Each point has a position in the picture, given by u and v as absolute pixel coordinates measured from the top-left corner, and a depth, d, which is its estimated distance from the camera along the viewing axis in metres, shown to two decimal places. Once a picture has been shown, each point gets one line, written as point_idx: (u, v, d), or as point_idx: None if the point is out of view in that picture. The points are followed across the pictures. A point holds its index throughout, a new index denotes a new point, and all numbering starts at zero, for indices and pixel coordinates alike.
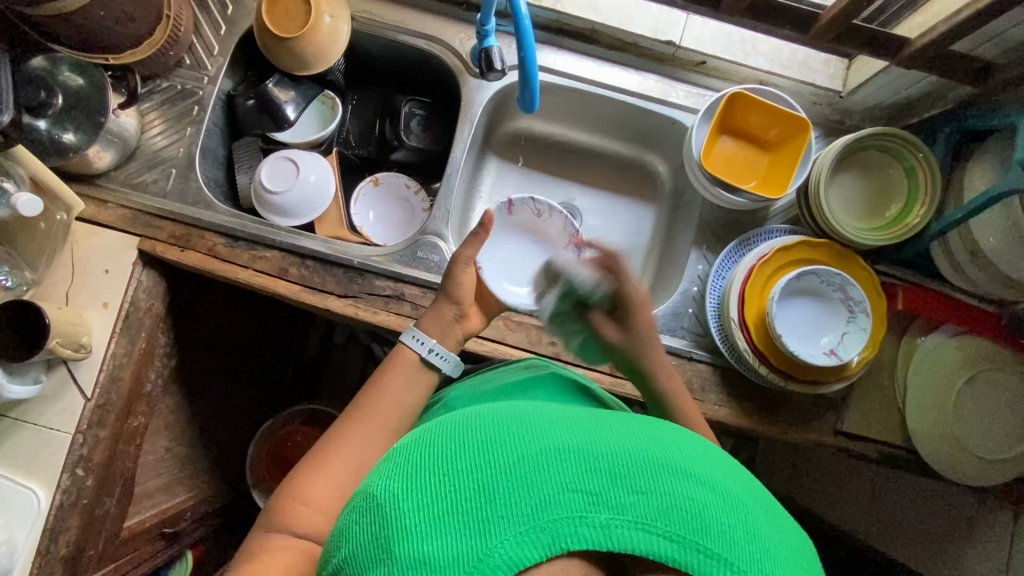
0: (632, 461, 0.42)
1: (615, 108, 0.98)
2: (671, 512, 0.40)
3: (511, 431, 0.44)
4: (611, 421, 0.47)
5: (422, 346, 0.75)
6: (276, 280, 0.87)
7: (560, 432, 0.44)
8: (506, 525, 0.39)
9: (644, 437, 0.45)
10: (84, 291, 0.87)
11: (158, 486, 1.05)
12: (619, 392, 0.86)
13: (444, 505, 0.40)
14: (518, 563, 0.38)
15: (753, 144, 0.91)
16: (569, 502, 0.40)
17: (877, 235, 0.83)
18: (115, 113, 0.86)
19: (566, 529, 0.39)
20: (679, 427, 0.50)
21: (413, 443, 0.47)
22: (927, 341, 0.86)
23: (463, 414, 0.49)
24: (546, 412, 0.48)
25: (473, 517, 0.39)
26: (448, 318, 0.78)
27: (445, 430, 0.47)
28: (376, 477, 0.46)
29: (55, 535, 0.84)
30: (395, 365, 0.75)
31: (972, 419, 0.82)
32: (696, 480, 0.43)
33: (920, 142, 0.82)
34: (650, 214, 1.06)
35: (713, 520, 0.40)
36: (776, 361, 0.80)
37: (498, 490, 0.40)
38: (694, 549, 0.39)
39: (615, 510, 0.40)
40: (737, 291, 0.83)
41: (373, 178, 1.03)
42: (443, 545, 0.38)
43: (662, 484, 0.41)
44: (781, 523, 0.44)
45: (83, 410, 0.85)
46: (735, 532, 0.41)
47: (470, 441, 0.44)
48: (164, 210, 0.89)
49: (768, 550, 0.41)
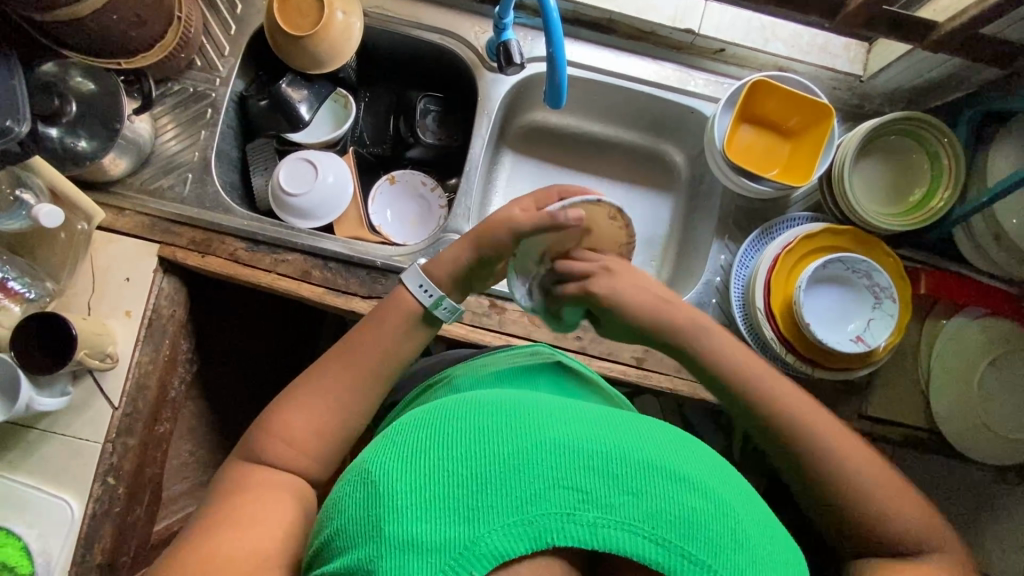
0: (626, 462, 0.45)
1: (631, 98, 0.97)
2: (657, 514, 0.43)
3: (509, 425, 0.47)
4: (611, 421, 0.50)
5: (427, 296, 0.71)
6: (299, 283, 0.86)
7: (558, 430, 0.46)
8: (496, 515, 0.42)
9: (641, 439, 0.47)
10: (106, 300, 0.86)
11: (183, 490, 1.06)
12: (646, 384, 0.86)
13: (438, 491, 0.43)
14: (504, 553, 0.41)
15: (774, 131, 0.90)
16: (558, 498, 0.43)
17: (899, 220, 0.83)
18: (129, 119, 0.85)
19: (554, 524, 0.42)
20: (677, 431, 0.52)
21: (414, 423, 0.50)
22: (951, 323, 0.86)
23: (465, 400, 0.52)
24: (544, 406, 0.50)
25: (466, 505, 0.42)
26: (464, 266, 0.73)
27: (447, 416, 0.49)
28: (375, 454, 0.48)
29: (90, 544, 0.85)
30: (393, 306, 0.71)
31: (992, 399, 0.84)
32: (687, 485, 0.45)
33: (946, 127, 0.81)
34: (668, 203, 1.06)
35: (699, 525, 0.43)
36: (802, 349, 0.81)
37: (490, 480, 0.43)
38: (676, 553, 0.42)
39: (603, 509, 0.43)
40: (763, 279, 0.83)
41: (389, 176, 1.01)
42: (434, 528, 0.41)
43: (652, 486, 0.44)
44: (768, 533, 0.46)
45: (111, 419, 0.86)
46: (720, 539, 0.43)
47: (470, 430, 0.47)
48: (182, 216, 0.89)
49: (751, 557, 0.43)
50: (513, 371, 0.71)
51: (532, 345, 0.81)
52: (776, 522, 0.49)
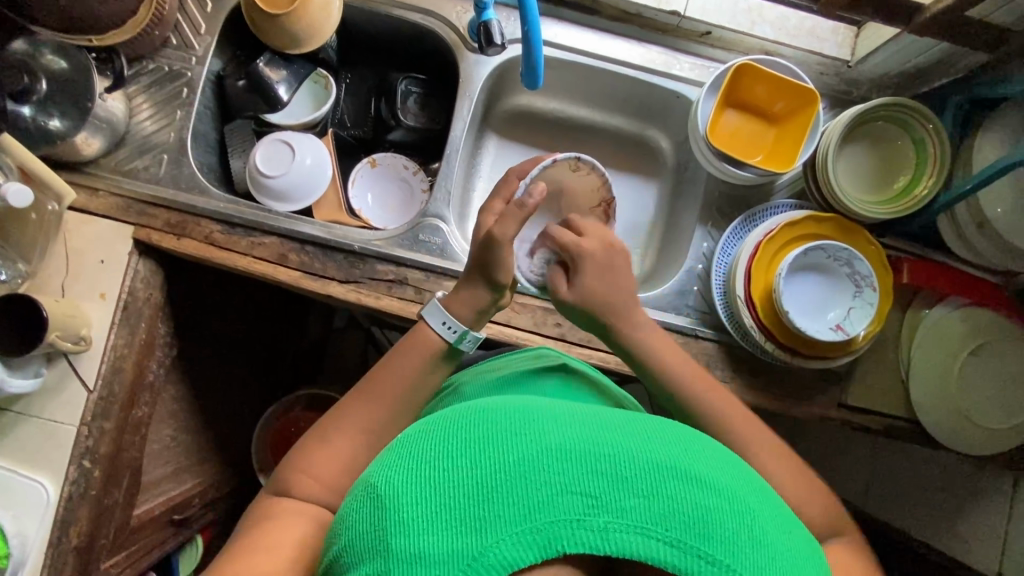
0: (636, 463, 0.43)
1: (616, 82, 0.96)
2: (671, 516, 0.41)
3: (513, 430, 0.45)
4: (619, 421, 0.48)
5: (451, 332, 0.72)
6: (276, 267, 0.85)
7: (564, 432, 0.45)
8: (506, 524, 0.40)
9: (650, 439, 0.46)
10: (81, 282, 0.85)
11: (164, 474, 1.06)
12: (625, 371, 0.86)
13: (443, 503, 0.41)
14: (513, 562, 0.40)
15: (758, 117, 0.89)
16: (568, 503, 0.41)
17: (882, 208, 0.82)
18: (101, 97, 0.83)
19: (564, 532, 0.40)
20: (687, 428, 0.51)
21: (415, 433, 0.49)
22: (931, 313, 0.85)
23: (468, 406, 0.50)
24: (550, 409, 0.49)
25: (472, 515, 0.41)
26: (483, 304, 0.73)
27: (448, 424, 0.48)
28: (377, 468, 0.47)
29: (67, 526, 0.85)
30: (413, 343, 0.73)
31: (974, 389, 0.84)
32: (701, 485, 0.44)
33: (931, 113, 0.80)
34: (654, 190, 1.05)
35: (715, 525, 0.42)
36: (781, 337, 0.80)
37: (497, 489, 0.41)
38: (694, 555, 0.41)
39: (615, 512, 0.41)
40: (744, 267, 0.82)
41: (370, 159, 1.00)
42: (441, 541, 0.40)
43: (665, 487, 0.43)
44: (787, 529, 0.45)
45: (86, 402, 0.85)
46: (738, 538, 0.42)
47: (475, 437, 0.45)
48: (157, 197, 0.87)
49: (772, 555, 0.42)
50: (521, 372, 0.73)
51: (541, 348, 0.82)
52: (793, 520, 0.48)
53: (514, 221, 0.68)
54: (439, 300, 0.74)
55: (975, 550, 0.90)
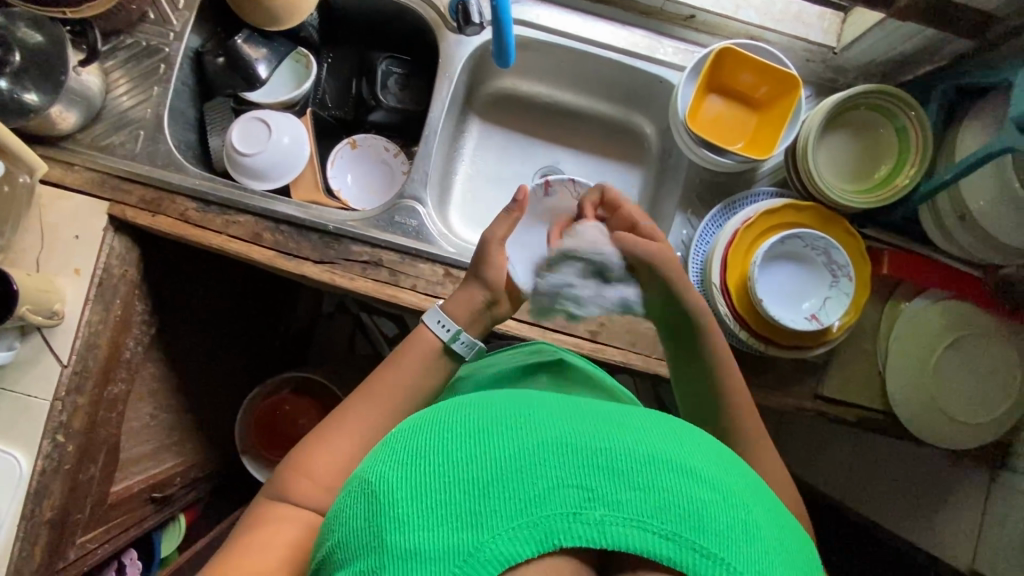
0: (631, 456, 0.42)
1: (599, 66, 0.95)
2: (668, 509, 0.40)
3: (508, 424, 0.44)
4: (615, 417, 0.48)
5: (445, 331, 0.73)
6: (250, 245, 0.85)
7: (560, 426, 0.44)
8: (499, 518, 0.39)
9: (646, 433, 0.45)
10: (56, 257, 0.85)
11: (144, 451, 1.06)
12: (599, 357, 0.85)
13: (437, 497, 0.40)
14: (507, 559, 0.39)
15: (741, 103, 0.88)
16: (564, 497, 0.40)
17: (860, 197, 0.81)
18: (75, 71, 0.82)
19: (560, 526, 0.39)
20: (683, 424, 0.50)
21: (411, 429, 0.48)
22: (911, 306, 0.84)
23: (463, 402, 0.50)
24: (546, 404, 0.48)
25: (466, 510, 0.40)
26: (479, 303, 0.75)
27: (443, 420, 0.47)
28: (372, 465, 0.46)
29: (40, 499, 0.85)
30: (413, 345, 0.73)
31: (950, 382, 0.83)
32: (698, 479, 0.43)
33: (913, 100, 0.79)
34: (637, 177, 1.04)
35: (713, 519, 0.40)
36: (756, 326, 0.79)
37: (491, 483, 0.41)
38: (692, 549, 0.39)
39: (611, 506, 0.40)
40: (720, 256, 0.81)
41: (350, 140, 1.00)
42: (434, 536, 0.39)
43: (661, 480, 0.42)
44: (783, 525, 0.44)
45: (60, 377, 0.85)
46: (736, 532, 0.41)
47: (470, 431, 0.44)
48: (132, 173, 0.87)
49: (771, 552, 0.41)
50: (518, 371, 0.74)
51: (539, 344, 0.83)
52: (788, 517, 0.47)
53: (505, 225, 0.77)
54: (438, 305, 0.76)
55: (949, 544, 0.89)
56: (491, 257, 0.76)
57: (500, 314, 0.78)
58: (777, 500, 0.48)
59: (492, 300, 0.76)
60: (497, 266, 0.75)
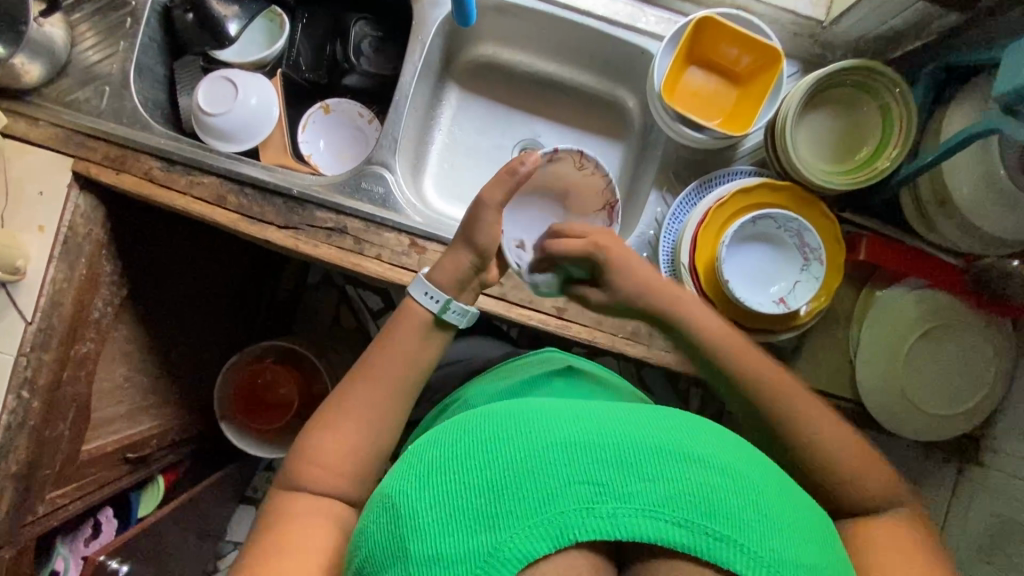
0: (639, 450, 0.44)
1: (580, 34, 0.93)
2: (679, 497, 0.41)
3: (518, 428, 0.46)
4: (622, 411, 0.48)
5: (434, 303, 0.69)
6: (214, 207, 0.84)
7: (568, 425, 0.45)
8: (517, 518, 0.41)
9: (653, 425, 0.46)
10: (20, 213, 0.85)
11: (119, 413, 1.06)
12: (564, 333, 0.81)
13: (456, 504, 0.42)
14: (527, 555, 0.40)
15: (722, 77, 0.85)
16: (576, 493, 0.41)
17: (840, 178, 0.78)
18: (37, 22, 0.81)
19: (574, 521, 0.41)
20: (690, 412, 0.50)
21: (427, 442, 0.49)
22: (886, 293, 0.82)
23: (475, 411, 0.51)
24: (554, 404, 0.49)
25: (484, 513, 0.41)
26: (466, 270, 0.70)
27: (455, 428, 0.48)
28: (390, 479, 0.48)
29: (6, 453, 0.87)
30: (402, 321, 0.68)
31: (919, 373, 0.81)
32: (705, 464, 0.44)
33: (899, 78, 0.76)
34: (618, 153, 1.01)
35: (722, 503, 0.42)
36: (724, 308, 0.78)
37: (505, 485, 0.42)
38: (703, 533, 0.40)
39: (623, 499, 0.41)
40: (691, 234, 0.79)
41: (323, 105, 0.97)
42: (456, 542, 0.40)
43: (670, 469, 0.43)
44: (794, 502, 0.45)
45: (25, 333, 0.86)
46: (745, 513, 0.42)
47: (482, 438, 0.46)
48: (96, 129, 0.85)
49: (780, 527, 0.42)
50: (528, 381, 0.71)
51: (547, 351, 0.80)
52: (798, 491, 0.48)
53: (503, 187, 0.68)
54: (424, 274, 0.71)
55: None
56: (486, 222, 0.69)
57: (487, 280, 0.73)
58: (787, 478, 0.49)
59: (480, 265, 0.71)
60: (492, 232, 0.69)
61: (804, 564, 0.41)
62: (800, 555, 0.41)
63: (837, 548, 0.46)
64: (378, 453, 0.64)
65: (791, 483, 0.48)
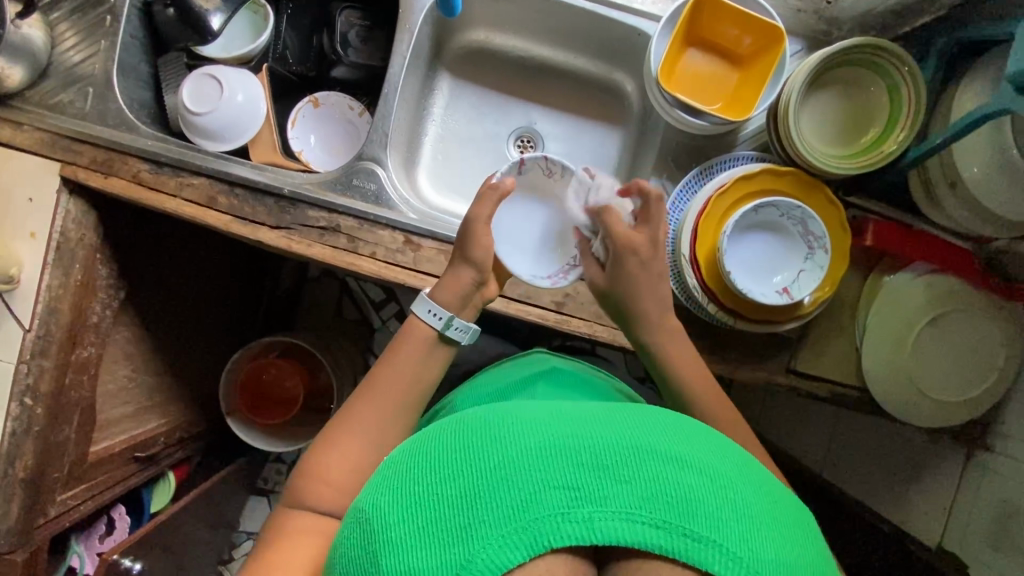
0: (615, 451, 0.43)
1: (574, 16, 0.89)
2: (655, 498, 0.40)
3: (493, 434, 0.45)
4: (598, 412, 0.48)
5: (437, 319, 0.69)
6: (205, 209, 0.82)
7: (543, 429, 0.44)
8: (490, 528, 0.40)
9: (631, 425, 0.45)
10: (12, 221, 0.84)
11: (125, 413, 1.06)
12: (563, 328, 0.80)
13: (428, 515, 0.41)
14: (501, 565, 0.39)
15: (723, 58, 0.82)
16: (550, 499, 0.40)
17: (845, 163, 0.75)
18: (15, 24, 0.78)
19: (548, 528, 0.39)
20: (670, 410, 0.50)
21: (402, 453, 0.48)
22: (895, 278, 0.80)
23: (451, 419, 0.50)
24: (531, 408, 0.48)
25: (457, 524, 0.40)
26: (468, 286, 0.69)
27: (431, 438, 0.48)
28: (367, 493, 0.47)
29: (13, 460, 0.88)
30: (407, 340, 0.69)
31: (927, 359, 0.79)
32: (682, 463, 0.43)
33: (909, 55, 0.73)
34: (617, 138, 0.98)
35: (699, 503, 0.41)
36: (724, 299, 0.76)
37: (478, 494, 0.41)
38: (680, 535, 0.39)
39: (598, 503, 0.40)
40: (691, 224, 0.77)
41: (312, 99, 0.96)
42: (428, 556, 0.39)
43: (646, 470, 0.42)
44: (774, 499, 0.44)
45: (24, 341, 0.86)
46: (723, 512, 0.41)
47: (457, 446, 0.45)
48: (82, 133, 0.84)
49: (760, 524, 0.41)
50: (517, 382, 0.73)
51: (536, 353, 0.82)
52: (782, 488, 0.47)
53: (491, 201, 0.69)
54: (427, 291, 0.70)
55: (921, 520, 0.87)
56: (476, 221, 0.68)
57: (488, 295, 0.73)
58: (768, 475, 0.48)
59: (481, 281, 0.70)
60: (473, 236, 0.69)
61: (784, 559, 0.40)
62: (781, 553, 0.40)
63: (821, 546, 0.45)
64: (376, 455, 0.64)
65: (773, 479, 0.47)
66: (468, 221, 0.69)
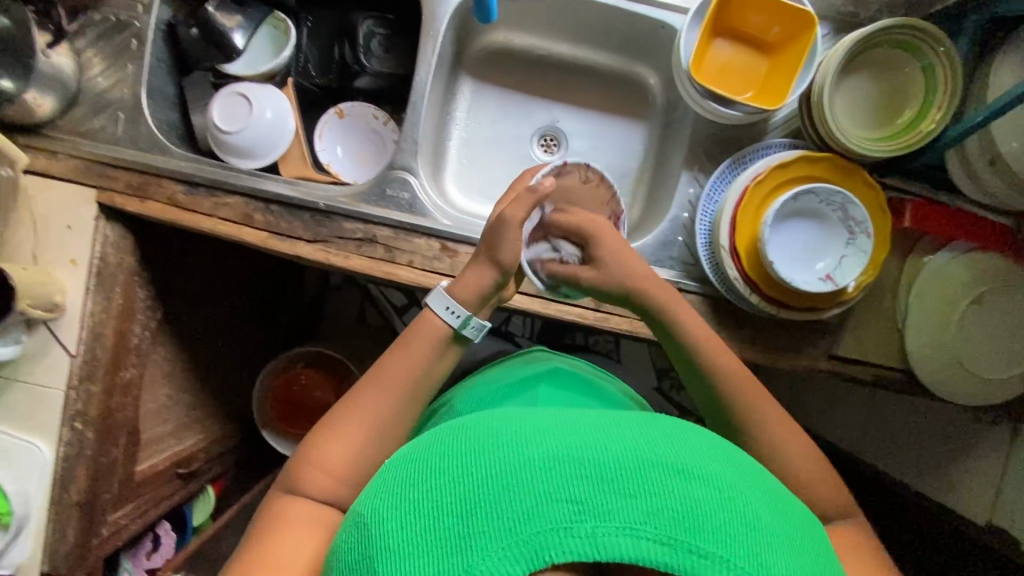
0: (621, 464, 0.42)
1: (594, 12, 0.89)
2: (661, 513, 0.40)
3: (496, 443, 0.44)
4: (604, 421, 0.47)
5: (455, 317, 0.69)
6: (241, 227, 0.83)
7: (548, 440, 0.43)
8: (491, 540, 0.39)
9: (637, 436, 0.45)
10: (50, 248, 0.85)
11: (165, 431, 1.07)
12: (605, 327, 0.81)
13: (428, 524, 0.41)
14: None
15: (751, 47, 0.81)
16: (553, 512, 0.40)
17: (882, 145, 0.75)
18: (45, 54, 0.79)
19: (550, 542, 0.39)
20: (678, 419, 0.49)
21: (404, 460, 0.48)
22: (935, 259, 0.79)
23: (455, 426, 0.49)
24: (536, 416, 0.48)
25: (457, 533, 0.40)
26: (488, 286, 0.70)
27: (433, 446, 0.47)
28: (368, 498, 0.48)
29: (65, 484, 0.89)
30: (419, 333, 0.69)
31: (972, 338, 0.79)
32: (689, 477, 0.42)
33: (944, 34, 0.72)
34: (643, 132, 0.98)
35: (705, 519, 0.40)
36: (765, 288, 0.76)
37: (479, 505, 0.41)
38: (685, 551, 0.39)
39: (602, 517, 0.39)
40: (729, 215, 0.76)
41: (337, 110, 0.96)
42: (426, 564, 0.39)
43: (652, 483, 0.41)
44: (781, 512, 0.44)
45: (70, 367, 0.87)
46: (729, 528, 0.40)
47: (459, 455, 0.44)
48: (117, 158, 0.85)
49: (765, 540, 0.41)
50: (519, 381, 0.73)
51: (533, 350, 0.83)
52: (789, 499, 0.47)
53: (526, 205, 0.69)
54: (444, 287, 0.71)
55: (970, 498, 0.87)
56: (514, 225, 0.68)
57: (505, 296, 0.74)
58: (775, 486, 0.47)
59: (501, 282, 0.71)
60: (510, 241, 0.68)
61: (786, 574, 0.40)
62: (785, 569, 0.40)
63: (826, 556, 0.45)
64: None
65: (779, 489, 0.47)
66: (495, 220, 0.69)
